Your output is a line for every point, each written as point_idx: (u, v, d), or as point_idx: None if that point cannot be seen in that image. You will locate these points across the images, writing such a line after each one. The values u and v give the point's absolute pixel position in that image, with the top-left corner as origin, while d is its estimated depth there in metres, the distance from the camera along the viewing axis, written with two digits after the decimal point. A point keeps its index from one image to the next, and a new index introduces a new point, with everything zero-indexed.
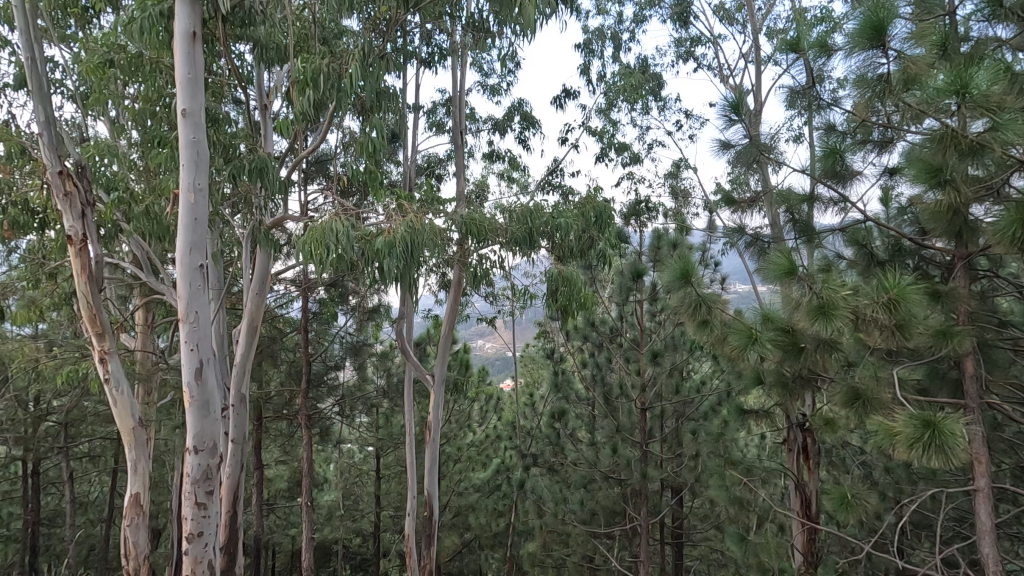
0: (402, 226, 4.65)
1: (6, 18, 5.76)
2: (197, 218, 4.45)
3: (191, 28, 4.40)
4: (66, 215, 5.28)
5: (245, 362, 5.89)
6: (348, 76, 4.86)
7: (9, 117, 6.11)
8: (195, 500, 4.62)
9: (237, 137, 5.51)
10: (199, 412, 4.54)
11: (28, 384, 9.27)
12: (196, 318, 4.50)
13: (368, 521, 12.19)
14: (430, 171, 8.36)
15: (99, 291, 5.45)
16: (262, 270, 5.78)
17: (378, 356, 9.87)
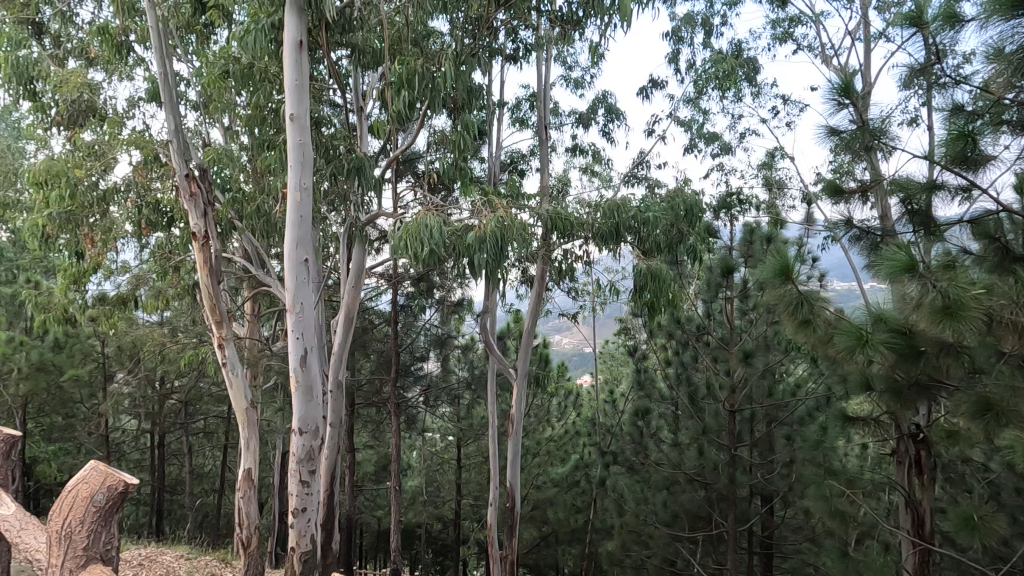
0: (492, 221, 4.72)
1: (143, 38, 6.43)
2: (303, 215, 4.78)
3: (298, 37, 4.69)
4: (191, 214, 5.81)
5: (342, 351, 6.22)
6: (442, 76, 5.01)
7: (144, 128, 6.81)
8: (300, 478, 4.99)
9: (337, 137, 5.81)
10: (303, 396, 4.90)
11: (156, 366, 10.38)
12: (301, 309, 4.84)
13: (450, 508, 12.59)
14: (513, 167, 8.42)
15: (218, 283, 5.98)
16: (358, 264, 6.06)
17: (462, 348, 10.14)
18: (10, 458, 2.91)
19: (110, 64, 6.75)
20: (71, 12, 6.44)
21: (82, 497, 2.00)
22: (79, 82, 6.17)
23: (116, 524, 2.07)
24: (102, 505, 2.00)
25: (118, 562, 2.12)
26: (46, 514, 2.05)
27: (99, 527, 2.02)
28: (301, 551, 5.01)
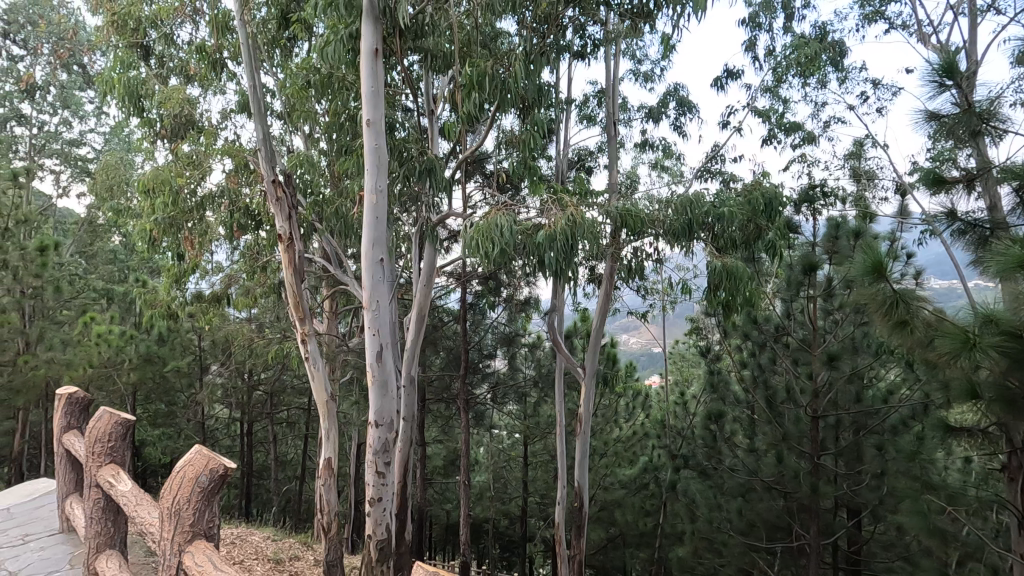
0: (562, 219, 4.70)
1: (234, 54, 6.90)
2: (378, 216, 4.97)
3: (374, 46, 4.88)
4: (278, 218, 6.18)
5: (415, 348, 6.41)
6: (512, 76, 5.05)
7: (236, 138, 7.32)
8: (376, 468, 5.21)
9: (409, 141, 5.99)
10: (379, 390, 5.10)
11: (245, 360, 11.14)
12: (377, 306, 5.04)
13: (516, 504, 12.70)
14: (581, 165, 8.36)
15: (301, 282, 6.34)
16: (429, 263, 6.22)
17: (529, 347, 10.18)
18: (122, 441, 3.21)
19: (206, 79, 7.29)
20: (174, 34, 7.02)
21: (189, 478, 2.16)
22: (181, 98, 6.72)
23: (217, 504, 2.22)
24: (205, 487, 2.15)
25: (220, 538, 2.28)
26: (159, 492, 2.24)
27: (203, 505, 2.18)
28: (377, 539, 5.24)
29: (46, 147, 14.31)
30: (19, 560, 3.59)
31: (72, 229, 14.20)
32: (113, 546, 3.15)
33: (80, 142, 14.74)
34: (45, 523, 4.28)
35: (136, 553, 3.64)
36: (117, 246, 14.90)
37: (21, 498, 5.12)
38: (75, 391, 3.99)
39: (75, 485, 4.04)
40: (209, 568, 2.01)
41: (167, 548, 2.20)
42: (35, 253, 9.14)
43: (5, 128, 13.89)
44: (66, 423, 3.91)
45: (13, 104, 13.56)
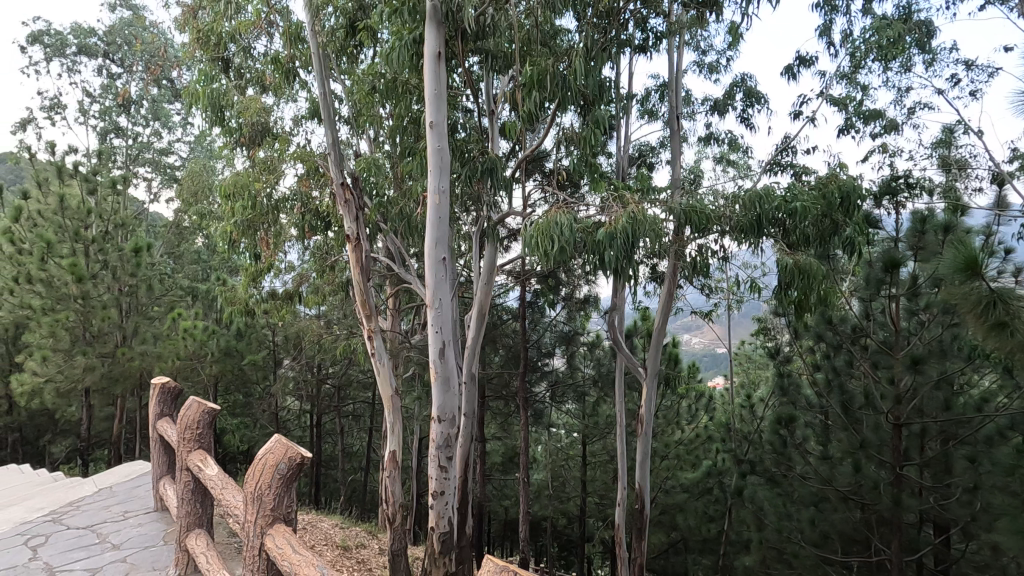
0: (624, 216, 4.63)
1: (306, 63, 7.24)
2: (441, 216, 5.09)
3: (437, 49, 4.99)
4: (346, 219, 6.44)
5: (475, 345, 6.50)
6: (574, 73, 5.02)
7: (307, 143, 7.68)
8: (439, 462, 5.35)
9: (470, 141, 6.07)
10: (441, 387, 5.23)
11: (315, 355, 11.68)
12: (440, 304, 5.16)
13: (575, 504, 12.65)
14: (642, 161, 8.20)
15: (368, 280, 6.58)
16: (489, 262, 6.31)
17: (588, 346, 10.09)
18: (209, 429, 3.45)
19: (280, 89, 7.70)
20: (251, 47, 7.45)
21: (270, 465, 2.29)
22: (258, 107, 7.13)
23: (296, 490, 2.35)
24: (284, 474, 2.27)
25: (297, 523, 2.40)
26: (243, 478, 2.39)
27: (282, 491, 2.31)
28: (439, 531, 5.38)
29: (140, 157, 15.57)
30: (121, 534, 3.94)
31: (162, 232, 15.37)
32: (201, 526, 3.37)
33: (169, 151, 15.93)
34: (142, 501, 4.67)
35: (221, 532, 3.90)
36: (201, 247, 16.00)
37: (121, 478, 5.61)
38: (167, 382, 4.32)
39: (168, 468, 4.39)
40: (288, 551, 2.13)
41: (251, 530, 2.35)
42: (131, 253, 9.98)
43: (105, 140, 15.22)
44: (160, 410, 4.25)
45: (113, 118, 14.83)
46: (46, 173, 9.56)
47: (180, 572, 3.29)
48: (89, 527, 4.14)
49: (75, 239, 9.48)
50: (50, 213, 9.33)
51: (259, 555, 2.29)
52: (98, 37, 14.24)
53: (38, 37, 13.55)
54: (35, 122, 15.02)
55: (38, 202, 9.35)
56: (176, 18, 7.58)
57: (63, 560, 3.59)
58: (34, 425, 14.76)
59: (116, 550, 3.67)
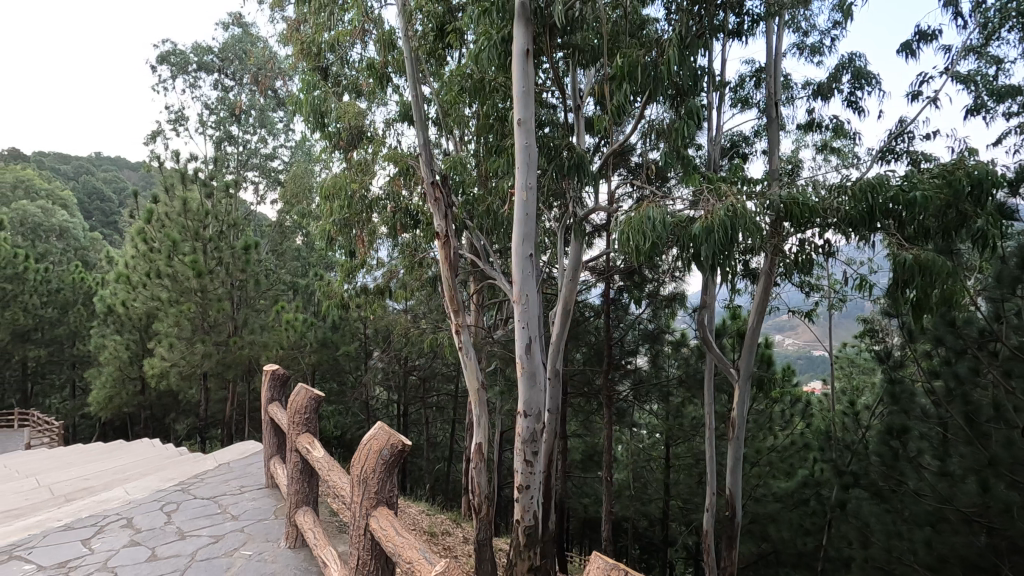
0: (720, 210, 4.42)
1: (399, 68, 7.51)
2: (528, 213, 5.13)
3: (526, 46, 5.01)
4: (436, 217, 6.65)
5: (560, 341, 6.49)
6: (666, 63, 4.85)
7: (398, 144, 7.99)
8: (524, 457, 5.46)
9: (557, 137, 6.03)
10: (527, 381, 5.30)
11: (403, 347, 12.18)
12: (527, 300, 5.22)
13: (657, 507, 12.33)
14: (735, 152, 7.82)
15: (456, 276, 6.77)
16: (575, 258, 6.28)
17: (674, 345, 9.76)
18: (314, 414, 3.70)
19: (373, 93, 8.06)
20: (347, 55, 7.87)
21: (374, 451, 2.42)
22: (354, 112, 7.51)
23: (397, 476, 2.46)
24: (387, 460, 2.38)
25: (398, 507, 2.52)
26: (350, 462, 2.54)
27: (385, 476, 2.43)
28: (525, 524, 5.47)
29: (249, 162, 16.96)
30: (238, 507, 4.33)
31: (268, 231, 16.65)
32: (308, 504, 3.62)
33: (273, 156, 17.24)
34: (255, 478, 5.11)
35: (325, 511, 4.17)
36: (301, 245, 17.17)
37: (236, 456, 6.15)
38: (276, 369, 4.67)
39: (278, 448, 4.75)
40: (392, 534, 2.23)
41: (357, 511, 2.49)
42: (242, 251, 10.90)
43: (220, 148, 16.72)
44: (271, 395, 4.60)
45: (227, 128, 16.27)
46: (171, 179, 10.66)
47: (290, 545, 3.55)
48: (212, 498, 4.59)
49: (196, 238, 10.50)
50: (175, 215, 10.39)
51: (365, 535, 2.42)
52: (214, 54, 15.65)
53: (166, 57, 15.13)
54: (163, 134, 16.81)
55: (166, 205, 10.45)
56: (281, 32, 8.16)
57: (191, 526, 4.00)
58: (162, 405, 16.56)
59: (235, 520, 4.04)
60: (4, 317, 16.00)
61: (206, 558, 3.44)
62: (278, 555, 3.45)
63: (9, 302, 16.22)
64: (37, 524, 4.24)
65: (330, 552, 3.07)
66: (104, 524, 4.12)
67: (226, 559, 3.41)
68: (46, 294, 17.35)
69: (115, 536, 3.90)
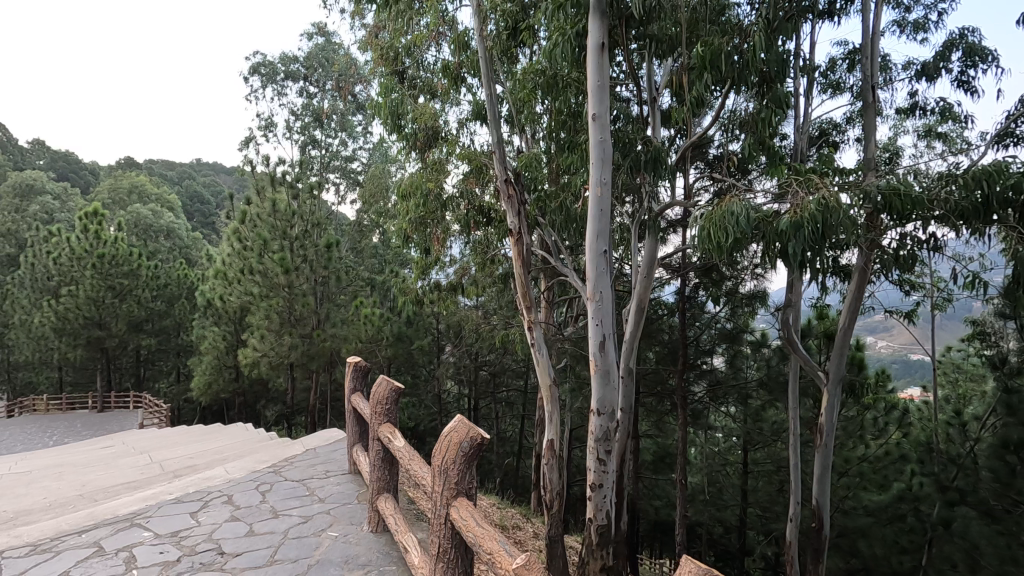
0: (811, 203, 4.16)
1: (472, 68, 7.62)
2: (602, 209, 5.07)
3: (600, 40, 4.94)
4: (509, 214, 6.72)
5: (634, 339, 6.37)
6: (751, 51, 4.60)
7: (472, 143, 8.11)
8: (597, 455, 5.42)
9: (633, 131, 5.89)
10: (601, 379, 5.25)
11: (474, 343, 12.41)
12: (601, 297, 5.17)
13: (733, 513, 11.85)
14: (824, 140, 7.33)
15: (529, 273, 6.82)
16: (650, 254, 6.14)
17: (755, 345, 9.29)
18: (394, 404, 3.85)
19: (447, 94, 8.22)
20: (422, 57, 8.08)
21: (454, 443, 2.48)
22: (431, 113, 7.71)
23: (475, 468, 2.51)
24: (467, 452, 2.45)
25: (477, 499, 2.57)
26: (431, 452, 2.62)
27: (464, 468, 2.49)
28: (597, 523, 5.45)
29: (330, 164, 17.88)
30: (325, 490, 4.59)
31: (347, 229, 17.48)
32: (389, 490, 3.78)
33: (353, 158, 18.07)
34: (339, 464, 5.40)
35: (404, 498, 4.34)
36: (377, 242, 17.89)
37: (322, 442, 6.51)
38: (358, 360, 4.88)
39: (360, 436, 4.98)
40: (472, 524, 2.29)
41: (437, 500, 2.57)
42: (324, 249, 11.50)
43: (305, 152, 17.73)
44: (354, 385, 4.81)
45: (311, 132, 17.23)
46: (262, 182, 11.41)
47: (373, 529, 3.72)
48: (301, 480, 4.90)
49: (284, 237, 11.22)
50: (266, 216, 11.13)
51: (445, 525, 2.50)
52: (300, 63, 16.59)
53: (257, 68, 16.22)
54: (255, 140, 18.05)
55: (258, 206, 11.21)
56: (360, 38, 8.51)
57: (283, 505, 4.29)
58: (254, 392, 17.84)
59: (322, 503, 4.29)
60: (122, 308, 17.82)
61: (298, 536, 3.67)
62: (363, 538, 3.63)
63: (126, 296, 18.05)
64: (153, 496, 4.70)
65: (411, 538, 3.19)
66: (209, 500, 4.50)
67: (316, 539, 3.63)
68: (156, 288, 19.15)
69: (218, 511, 4.25)
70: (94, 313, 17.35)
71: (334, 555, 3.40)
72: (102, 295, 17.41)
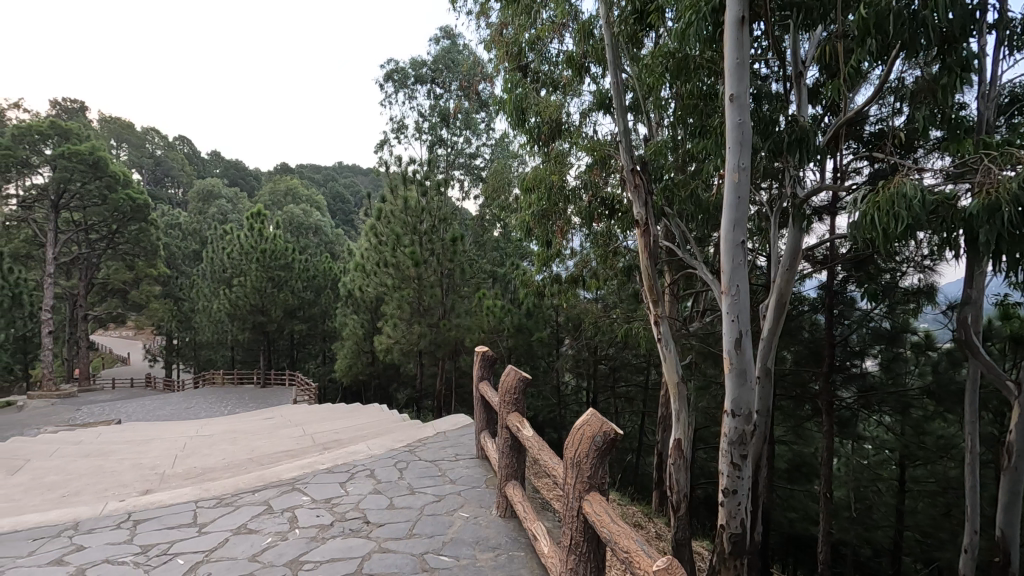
0: (1008, 183, 3.50)
1: (597, 56, 7.43)
2: (740, 197, 4.73)
3: (740, 13, 4.54)
4: (635, 205, 6.51)
5: (772, 337, 5.90)
6: (930, 6, 3.94)
7: (596, 134, 7.96)
8: (731, 459, 5.13)
9: (776, 111, 5.38)
10: (736, 379, 4.95)
11: (594, 336, 12.27)
12: (737, 291, 4.85)
13: (884, 535, 10.56)
14: (1018, 108, 6.18)
15: (656, 266, 6.59)
16: (793, 244, 5.60)
17: (920, 348, 8.12)
18: (521, 394, 3.91)
19: (569, 86, 8.14)
20: (546, 50, 8.07)
21: (587, 437, 2.48)
22: (555, 106, 7.69)
23: (609, 464, 2.48)
24: (600, 447, 2.43)
25: (609, 495, 2.53)
26: (563, 445, 2.63)
27: (597, 463, 2.47)
28: (730, 531, 5.18)
29: (456, 161, 18.67)
30: (455, 472, 4.82)
31: (471, 224, 18.14)
32: (517, 478, 3.86)
33: (476, 155, 18.72)
34: (467, 448, 5.63)
35: (530, 487, 4.42)
36: (499, 235, 18.37)
37: (451, 426, 6.84)
38: (486, 349, 5.02)
39: (487, 424, 5.15)
40: (606, 519, 2.26)
41: (569, 492, 2.58)
42: (450, 243, 12.04)
43: (433, 151, 18.69)
44: (481, 373, 4.98)
45: (438, 132, 18.10)
46: (395, 181, 12.19)
47: (501, 514, 3.84)
48: (433, 461, 5.19)
49: (414, 232, 11.95)
50: (399, 212, 11.90)
51: (578, 518, 2.50)
52: (428, 66, 17.45)
53: (391, 75, 17.38)
54: (389, 142, 19.39)
55: (392, 204, 12.00)
56: (486, 38, 8.72)
57: (419, 483, 4.57)
58: (388, 375, 19.31)
59: (453, 484, 4.51)
60: (279, 297, 20.21)
61: (432, 514, 3.89)
62: (491, 522, 3.75)
63: (282, 286, 20.44)
64: (309, 465, 5.25)
65: (540, 527, 3.23)
66: (355, 473, 4.93)
67: (448, 518, 3.82)
68: (306, 280, 21.40)
69: (363, 483, 4.64)
70: (258, 301, 19.89)
71: (466, 535, 3.55)
72: (264, 285, 19.87)
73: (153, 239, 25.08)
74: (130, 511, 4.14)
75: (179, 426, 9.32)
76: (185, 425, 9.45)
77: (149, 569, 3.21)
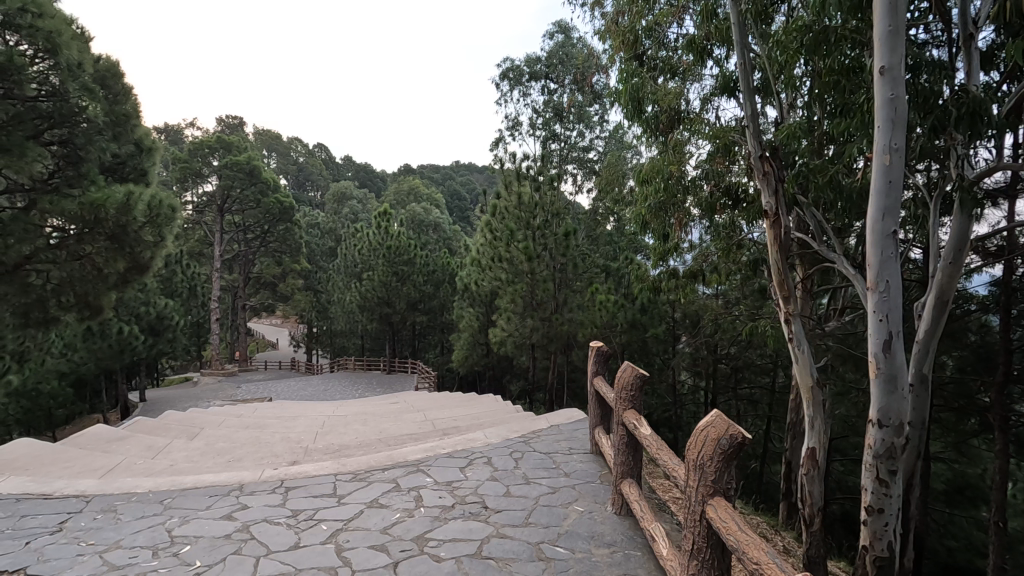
0: None
1: (722, 36, 7.00)
2: (892, 181, 4.19)
3: None
4: (764, 193, 6.04)
5: (929, 340, 5.19)
6: None
7: (718, 120, 7.52)
8: (877, 475, 4.62)
9: (938, 83, 4.70)
10: (885, 386, 4.43)
11: (714, 334, 11.65)
12: (887, 287, 4.32)
13: None
14: None
15: (787, 259, 6.08)
16: (959, 234, 4.85)
17: None
18: (638, 392, 3.82)
19: (690, 71, 7.74)
20: (664, 36, 7.77)
21: (711, 439, 2.36)
22: (674, 94, 7.39)
23: (736, 470, 2.34)
24: (726, 450, 2.31)
25: (736, 502, 2.40)
26: (685, 447, 2.53)
27: (722, 467, 2.35)
28: (876, 554, 4.68)
29: (569, 156, 18.63)
30: (569, 466, 4.85)
31: (584, 218, 18.03)
32: (633, 476, 3.78)
33: (589, 148, 18.55)
34: (581, 443, 5.63)
35: (646, 487, 4.32)
36: (613, 229, 18.05)
37: (564, 420, 6.88)
38: (600, 345, 4.96)
39: (601, 420, 5.10)
40: (733, 527, 2.15)
41: (692, 494, 2.48)
42: (563, 237, 12.07)
43: (546, 146, 18.82)
44: (596, 369, 4.93)
45: (551, 127, 18.18)
46: (510, 177, 12.46)
47: (617, 511, 3.79)
48: (547, 453, 5.26)
49: (528, 227, 12.15)
50: (514, 208, 12.16)
51: (701, 522, 2.40)
52: (542, 62, 17.57)
53: (506, 74, 17.77)
54: (503, 140, 19.87)
55: (507, 200, 12.30)
56: (601, 29, 8.58)
57: (534, 474, 4.66)
58: (502, 367, 19.91)
59: (568, 478, 4.54)
60: (403, 290, 21.63)
61: (548, 505, 3.95)
62: (607, 518, 3.73)
63: (406, 279, 21.84)
64: (432, 449, 5.57)
65: (659, 528, 3.15)
66: (473, 459, 5.14)
67: (564, 510, 3.86)
68: (427, 274, 22.68)
69: (481, 470, 4.82)
70: (385, 293, 21.44)
71: (581, 529, 3.56)
72: (390, 280, 21.38)
73: (297, 237, 28.00)
74: (282, 479, 4.68)
75: (320, 406, 10.34)
76: (324, 406, 10.48)
77: (298, 531, 3.61)
